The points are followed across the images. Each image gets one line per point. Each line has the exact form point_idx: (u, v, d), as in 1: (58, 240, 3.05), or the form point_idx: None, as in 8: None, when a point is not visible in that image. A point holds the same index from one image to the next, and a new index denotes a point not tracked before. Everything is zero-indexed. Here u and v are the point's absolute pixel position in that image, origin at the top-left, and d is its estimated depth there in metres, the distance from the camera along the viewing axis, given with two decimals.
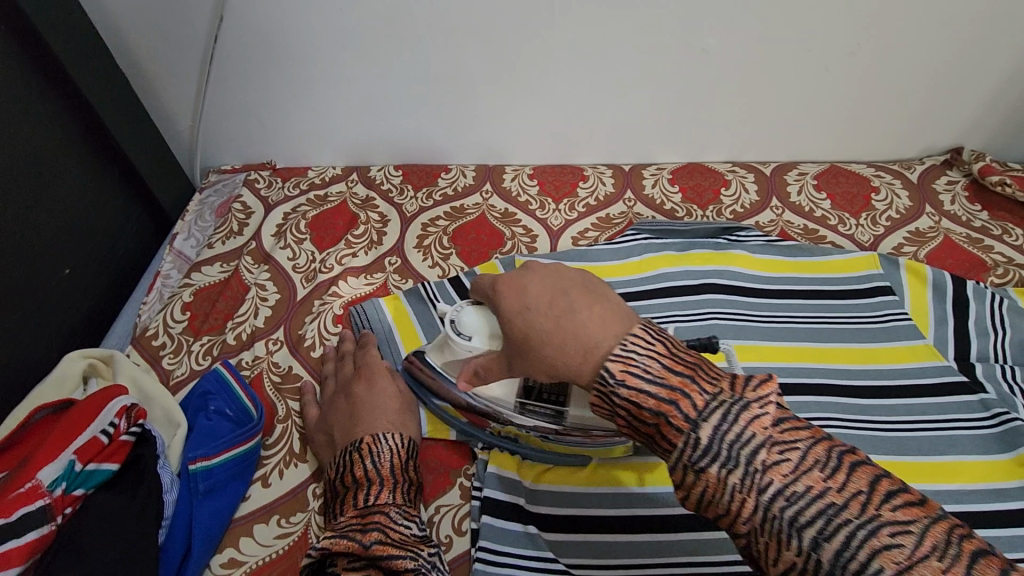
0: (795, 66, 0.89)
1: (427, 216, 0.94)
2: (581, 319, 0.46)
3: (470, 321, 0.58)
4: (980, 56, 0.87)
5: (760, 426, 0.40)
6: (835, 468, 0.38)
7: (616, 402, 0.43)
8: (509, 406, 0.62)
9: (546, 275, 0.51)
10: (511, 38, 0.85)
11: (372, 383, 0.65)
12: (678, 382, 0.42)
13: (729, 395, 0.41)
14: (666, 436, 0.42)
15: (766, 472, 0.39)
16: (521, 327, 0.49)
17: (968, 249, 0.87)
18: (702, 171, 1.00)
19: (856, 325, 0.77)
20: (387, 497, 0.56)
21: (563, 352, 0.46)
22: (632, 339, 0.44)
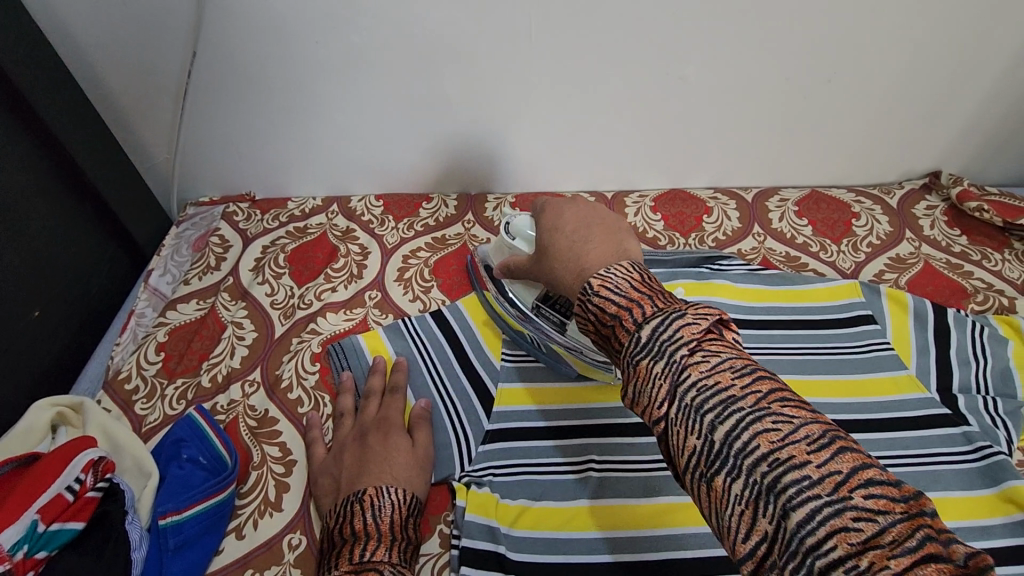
0: (773, 94, 0.89)
1: (408, 247, 0.93)
2: (587, 242, 0.56)
3: (518, 225, 0.71)
4: (955, 84, 0.88)
5: (691, 332, 0.41)
6: (745, 373, 0.39)
7: (588, 310, 0.48)
8: (529, 306, 0.74)
9: (579, 212, 0.62)
10: (489, 69, 0.85)
11: (388, 436, 0.65)
12: (639, 297, 0.45)
13: (677, 309, 0.43)
14: (618, 339, 0.45)
15: (685, 364, 0.40)
16: (546, 241, 0.61)
17: (948, 275, 0.87)
18: (684, 198, 1.00)
19: (840, 357, 0.77)
20: (384, 554, 0.53)
21: (564, 263, 0.56)
22: (616, 267, 0.49)
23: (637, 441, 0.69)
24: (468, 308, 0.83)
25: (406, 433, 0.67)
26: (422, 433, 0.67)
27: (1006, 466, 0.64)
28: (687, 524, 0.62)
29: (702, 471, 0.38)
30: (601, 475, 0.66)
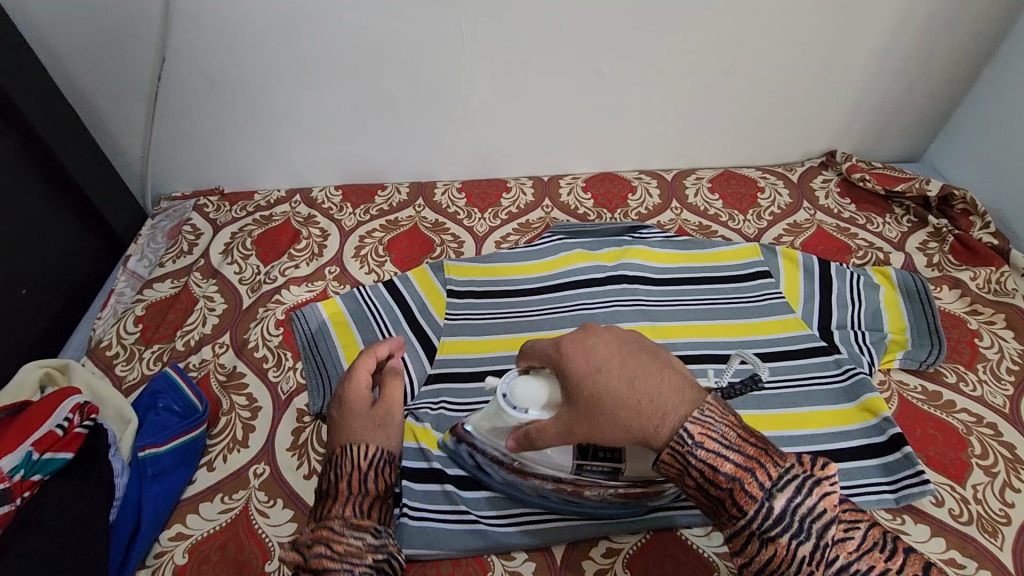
0: (679, 85, 1.02)
1: (364, 229, 1.04)
2: (649, 382, 0.49)
3: (525, 389, 0.55)
4: (834, 72, 1.02)
5: (832, 503, 0.43)
6: (893, 550, 0.42)
7: (690, 463, 0.46)
8: (568, 468, 0.60)
9: (609, 339, 0.53)
10: (428, 68, 0.97)
11: (342, 399, 0.62)
12: (753, 454, 0.46)
13: (803, 470, 0.45)
14: (737, 503, 0.45)
15: (833, 547, 0.42)
16: (594, 394, 0.50)
17: (837, 237, 1.00)
18: (612, 180, 1.13)
19: (740, 304, 0.88)
20: (338, 508, 0.54)
21: (636, 416, 0.48)
22: (707, 407, 0.48)
23: None
24: (416, 277, 0.93)
25: (369, 394, 0.63)
26: (390, 383, 0.63)
27: (866, 382, 0.76)
28: None
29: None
30: None
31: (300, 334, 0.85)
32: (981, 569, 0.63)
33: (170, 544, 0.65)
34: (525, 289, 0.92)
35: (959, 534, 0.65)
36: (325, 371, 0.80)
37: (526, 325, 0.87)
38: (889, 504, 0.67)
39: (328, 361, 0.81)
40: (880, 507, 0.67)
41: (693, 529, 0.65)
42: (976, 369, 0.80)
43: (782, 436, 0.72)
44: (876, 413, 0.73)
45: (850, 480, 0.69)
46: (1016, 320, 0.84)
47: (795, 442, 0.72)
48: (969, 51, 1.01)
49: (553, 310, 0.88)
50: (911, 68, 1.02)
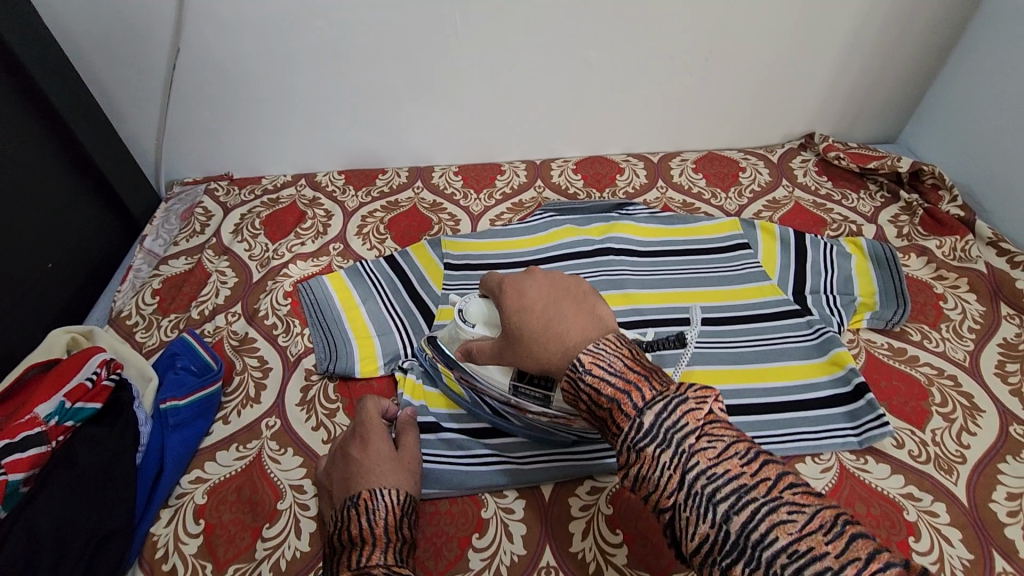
0: (664, 71, 1.08)
1: (366, 210, 1.10)
2: (559, 320, 0.56)
3: (476, 310, 0.68)
4: (811, 56, 1.08)
5: (695, 418, 0.46)
6: (751, 459, 0.43)
7: (581, 387, 0.52)
8: (506, 389, 0.67)
9: (541, 283, 0.60)
10: (425, 57, 1.02)
11: (366, 442, 0.66)
12: (634, 377, 0.50)
13: (676, 393, 0.47)
14: (616, 421, 0.49)
15: (693, 454, 0.44)
16: (514, 325, 0.58)
17: (814, 211, 1.05)
18: (601, 162, 1.19)
19: (719, 273, 0.94)
20: (379, 557, 0.55)
21: (541, 345, 0.56)
22: (604, 343, 0.53)
23: None
24: (416, 251, 0.99)
25: (389, 441, 0.68)
26: (409, 437, 0.70)
27: (835, 339, 0.82)
28: None
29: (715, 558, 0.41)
30: None
31: (308, 305, 0.90)
32: (936, 502, 0.68)
33: (190, 487, 0.71)
34: (518, 260, 0.97)
35: (917, 472, 0.70)
36: (333, 336, 0.86)
37: None
38: (854, 446, 0.72)
39: (333, 324, 0.88)
40: (845, 449, 0.73)
41: None
42: (940, 328, 0.86)
43: (755, 387, 0.77)
44: (842, 366, 0.79)
45: (816, 425, 0.74)
46: (978, 283, 0.90)
47: (769, 393, 0.77)
48: (936, 34, 1.06)
49: None
50: (883, 52, 1.08)
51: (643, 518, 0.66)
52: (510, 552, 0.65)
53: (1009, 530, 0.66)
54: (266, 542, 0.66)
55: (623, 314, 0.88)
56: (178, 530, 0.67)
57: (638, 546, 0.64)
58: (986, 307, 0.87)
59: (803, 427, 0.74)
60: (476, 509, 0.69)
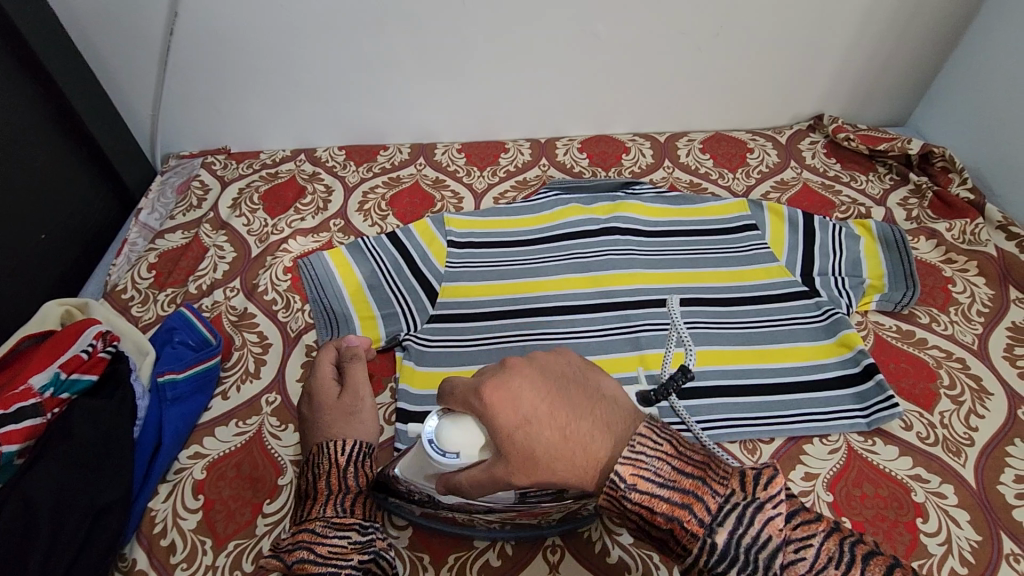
0: (674, 48, 1.06)
1: (367, 185, 1.08)
2: (583, 423, 0.47)
3: (452, 435, 0.48)
4: (824, 34, 1.06)
5: (775, 528, 0.40)
6: (850, 564, 0.39)
7: (627, 506, 0.44)
8: (511, 499, 0.52)
9: (532, 381, 0.48)
10: (430, 27, 0.99)
11: (313, 396, 0.67)
12: (688, 484, 0.43)
13: (742, 497, 0.42)
14: (680, 541, 0.42)
15: (784, 573, 0.39)
16: (522, 448, 0.45)
17: (821, 193, 1.04)
18: (607, 141, 1.17)
19: (727, 254, 0.92)
20: (320, 510, 0.57)
21: (571, 463, 0.45)
22: (641, 442, 0.45)
23: (550, 318, 0.85)
24: (418, 228, 0.97)
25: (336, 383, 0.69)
26: (352, 368, 0.69)
27: (843, 321, 0.81)
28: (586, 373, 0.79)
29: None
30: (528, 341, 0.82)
31: (304, 280, 0.89)
32: (944, 483, 0.68)
33: (188, 462, 0.69)
34: (522, 238, 0.96)
35: (925, 453, 0.70)
36: (333, 311, 0.85)
37: (521, 274, 0.90)
38: (861, 427, 0.72)
39: (334, 302, 0.86)
40: (853, 430, 0.72)
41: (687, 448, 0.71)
42: (948, 311, 0.85)
43: (763, 367, 0.77)
44: (852, 347, 0.78)
45: (824, 407, 0.73)
46: (988, 267, 0.89)
47: (779, 373, 0.76)
48: (954, 14, 1.04)
49: (550, 258, 0.92)
50: (898, 30, 1.06)
51: None
52: None
53: (1017, 512, 0.65)
54: (266, 518, 0.65)
55: (629, 294, 0.87)
56: (177, 506, 0.66)
57: None
58: (994, 291, 0.87)
59: (811, 409, 0.73)
60: None
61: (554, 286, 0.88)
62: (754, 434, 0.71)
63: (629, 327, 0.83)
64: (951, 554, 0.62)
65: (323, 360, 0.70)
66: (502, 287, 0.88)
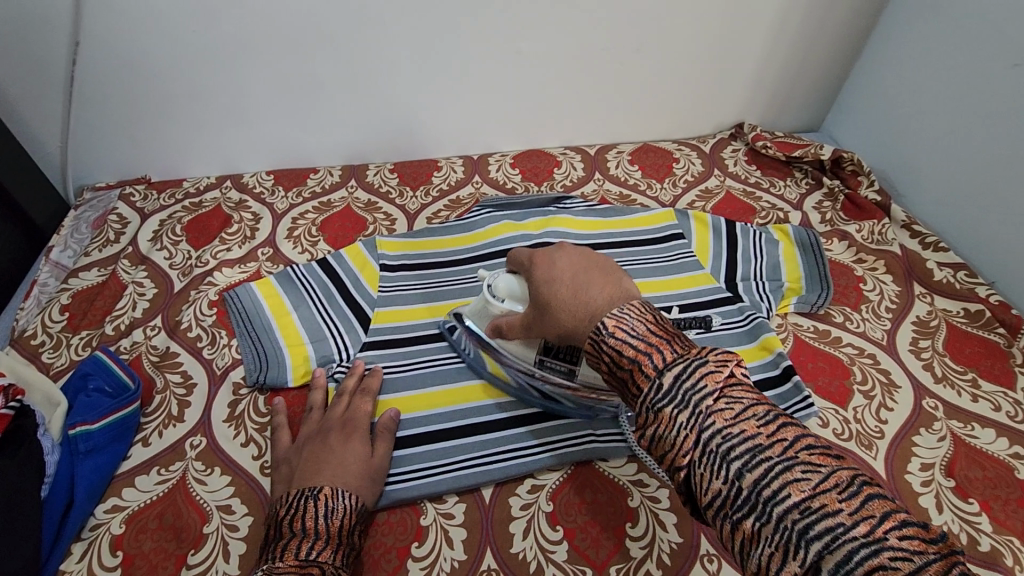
0: (596, 63, 1.09)
1: (296, 211, 1.06)
2: (591, 288, 0.57)
3: (502, 285, 0.71)
4: (736, 48, 1.11)
5: (713, 380, 0.45)
6: (768, 421, 0.44)
7: (603, 350, 0.51)
8: (531, 360, 0.70)
9: (573, 255, 0.62)
10: (350, 48, 0.99)
11: (349, 439, 0.68)
12: (656, 340, 0.49)
13: (695, 356, 0.47)
14: (636, 382, 0.48)
15: (710, 415, 0.44)
16: (545, 294, 0.60)
17: (743, 200, 1.08)
18: (539, 156, 1.18)
19: (655, 264, 0.95)
20: (329, 556, 0.56)
21: (568, 314, 0.57)
22: (629, 308, 0.53)
23: None
24: (350, 253, 0.96)
25: (367, 439, 0.70)
26: (383, 443, 0.70)
27: (764, 325, 0.85)
28: None
29: (727, 513, 0.42)
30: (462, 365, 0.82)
31: (232, 315, 0.87)
32: None
33: (105, 517, 0.66)
34: (455, 258, 0.96)
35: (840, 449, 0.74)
36: (261, 345, 0.83)
37: (455, 294, 0.90)
38: None
39: (263, 335, 0.84)
40: None
41: (609, 461, 0.73)
42: (860, 309, 0.90)
43: None
44: (771, 350, 0.81)
45: None
46: (894, 266, 0.95)
47: None
48: (852, 25, 1.10)
49: (484, 277, 0.93)
50: (803, 41, 1.12)
51: (583, 512, 0.68)
52: (451, 558, 0.65)
53: (922, 499, 0.69)
54: (191, 569, 0.62)
55: None
56: (93, 564, 0.63)
57: (579, 542, 0.66)
58: (900, 288, 0.92)
59: None
60: (415, 518, 0.68)
61: None
62: None
63: None
64: None
65: (361, 402, 0.73)
66: (437, 310, 0.88)
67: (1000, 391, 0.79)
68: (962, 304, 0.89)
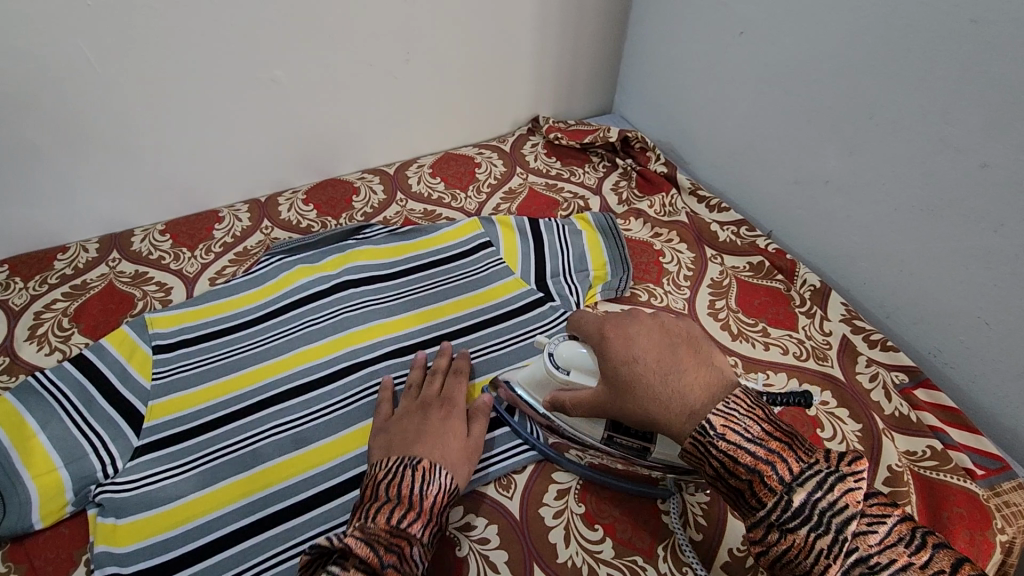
0: (365, 80, 1.02)
1: (41, 302, 0.88)
2: (679, 372, 0.56)
3: (567, 355, 0.66)
4: (507, 46, 1.10)
5: (853, 499, 0.47)
6: (914, 544, 0.46)
7: (713, 451, 0.52)
8: (598, 437, 0.66)
9: (649, 329, 0.61)
10: (63, 106, 0.83)
11: (447, 417, 0.70)
12: (775, 447, 0.50)
13: (825, 467, 0.49)
14: (757, 494, 0.50)
15: (853, 539, 0.46)
16: (626, 376, 0.58)
17: (546, 194, 1.09)
18: (335, 185, 1.10)
19: (466, 280, 0.91)
20: (418, 529, 0.57)
21: (655, 400, 0.56)
22: (734, 402, 0.53)
23: (287, 404, 0.76)
24: (112, 341, 0.80)
25: (463, 421, 0.71)
26: (478, 425, 0.71)
27: None
28: (336, 455, 0.72)
29: None
30: (259, 444, 0.72)
31: None
32: None
33: None
34: (247, 318, 0.85)
35: None
36: None
37: (248, 362, 0.80)
38: None
39: None
40: None
41: None
42: (663, 283, 0.93)
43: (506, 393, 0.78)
44: None
45: None
46: (686, 234, 0.99)
47: None
48: (612, 10, 1.14)
49: (281, 334, 0.83)
50: (570, 30, 1.14)
51: None
52: None
53: None
54: None
55: (370, 351, 0.82)
56: None
57: None
58: (695, 254, 0.97)
59: None
60: None
61: (288, 365, 0.80)
62: (506, 468, 0.71)
63: (370, 389, 0.78)
64: (687, 525, 0.67)
65: (452, 386, 0.74)
66: (226, 386, 0.77)
67: (787, 334, 0.85)
68: (745, 258, 0.95)
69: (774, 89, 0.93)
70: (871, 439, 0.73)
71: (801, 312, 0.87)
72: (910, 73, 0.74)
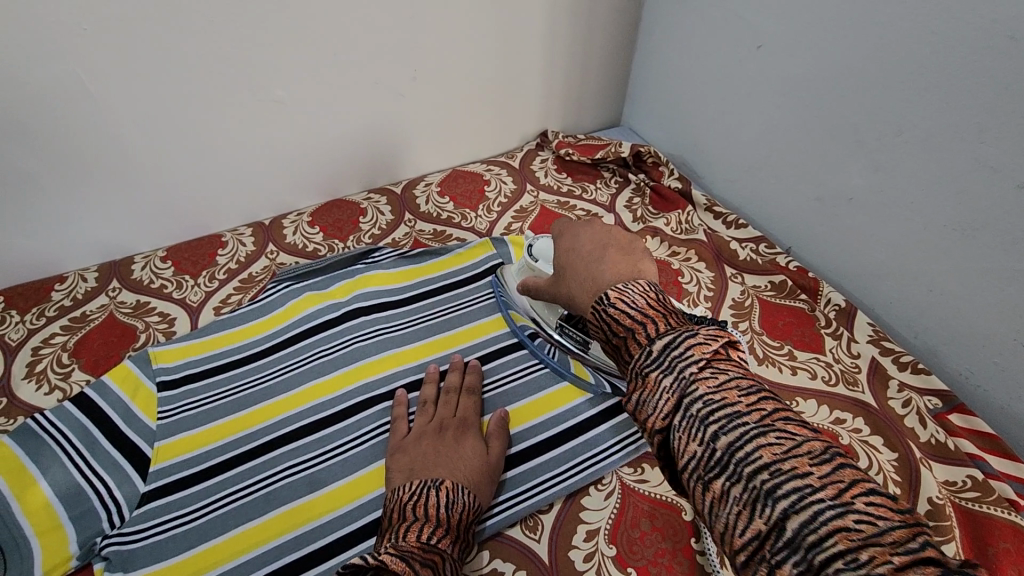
0: (370, 98, 0.99)
1: (39, 337, 0.85)
2: (602, 257, 0.60)
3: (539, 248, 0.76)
4: (515, 61, 1.07)
5: (701, 352, 0.47)
6: (750, 393, 0.45)
7: (603, 317, 0.54)
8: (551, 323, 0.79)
9: (597, 230, 0.65)
10: (60, 132, 0.80)
11: (464, 437, 0.69)
12: (654, 314, 0.51)
13: (687, 330, 0.49)
14: (629, 350, 0.51)
15: (694, 381, 0.45)
16: (563, 262, 0.64)
17: (558, 212, 1.06)
18: (341, 206, 1.07)
19: (480, 305, 0.89)
20: (447, 546, 0.56)
21: (579, 283, 0.60)
22: (633, 284, 0.55)
23: (300, 443, 0.73)
24: (114, 378, 0.76)
25: (481, 439, 0.70)
26: (497, 444, 0.70)
27: None
28: (353, 498, 0.69)
29: (700, 473, 0.43)
30: (272, 487, 0.69)
31: None
32: None
33: None
34: (254, 351, 0.82)
35: None
36: None
37: (257, 398, 0.77)
38: (626, 459, 0.73)
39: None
40: (620, 465, 0.72)
41: None
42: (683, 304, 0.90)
43: (528, 427, 0.75)
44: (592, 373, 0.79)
45: (590, 448, 0.73)
46: (704, 253, 0.97)
47: (542, 429, 0.75)
48: (621, 23, 1.12)
49: (290, 367, 0.80)
50: (579, 44, 1.11)
51: None
52: None
53: None
54: None
55: (384, 383, 0.79)
56: None
57: None
58: (714, 273, 0.94)
59: (579, 455, 0.73)
60: None
61: (300, 401, 0.76)
62: (533, 508, 0.68)
63: (386, 424, 0.75)
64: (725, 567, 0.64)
65: (467, 406, 0.74)
66: (235, 424, 0.74)
67: (814, 357, 0.83)
68: (767, 277, 0.93)
69: (793, 104, 0.90)
70: (909, 470, 0.71)
71: (827, 333, 0.85)
72: (938, 88, 0.72)
